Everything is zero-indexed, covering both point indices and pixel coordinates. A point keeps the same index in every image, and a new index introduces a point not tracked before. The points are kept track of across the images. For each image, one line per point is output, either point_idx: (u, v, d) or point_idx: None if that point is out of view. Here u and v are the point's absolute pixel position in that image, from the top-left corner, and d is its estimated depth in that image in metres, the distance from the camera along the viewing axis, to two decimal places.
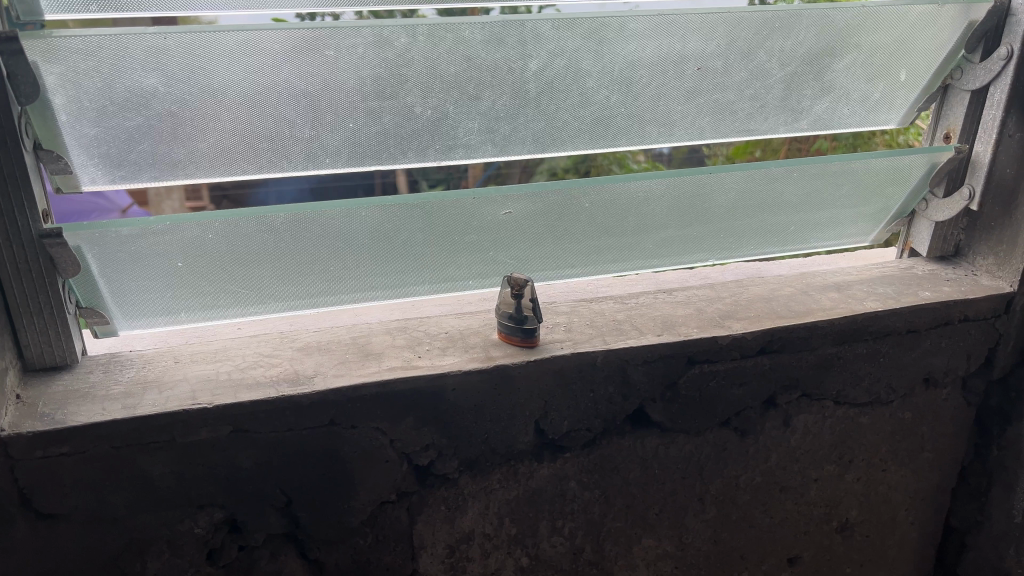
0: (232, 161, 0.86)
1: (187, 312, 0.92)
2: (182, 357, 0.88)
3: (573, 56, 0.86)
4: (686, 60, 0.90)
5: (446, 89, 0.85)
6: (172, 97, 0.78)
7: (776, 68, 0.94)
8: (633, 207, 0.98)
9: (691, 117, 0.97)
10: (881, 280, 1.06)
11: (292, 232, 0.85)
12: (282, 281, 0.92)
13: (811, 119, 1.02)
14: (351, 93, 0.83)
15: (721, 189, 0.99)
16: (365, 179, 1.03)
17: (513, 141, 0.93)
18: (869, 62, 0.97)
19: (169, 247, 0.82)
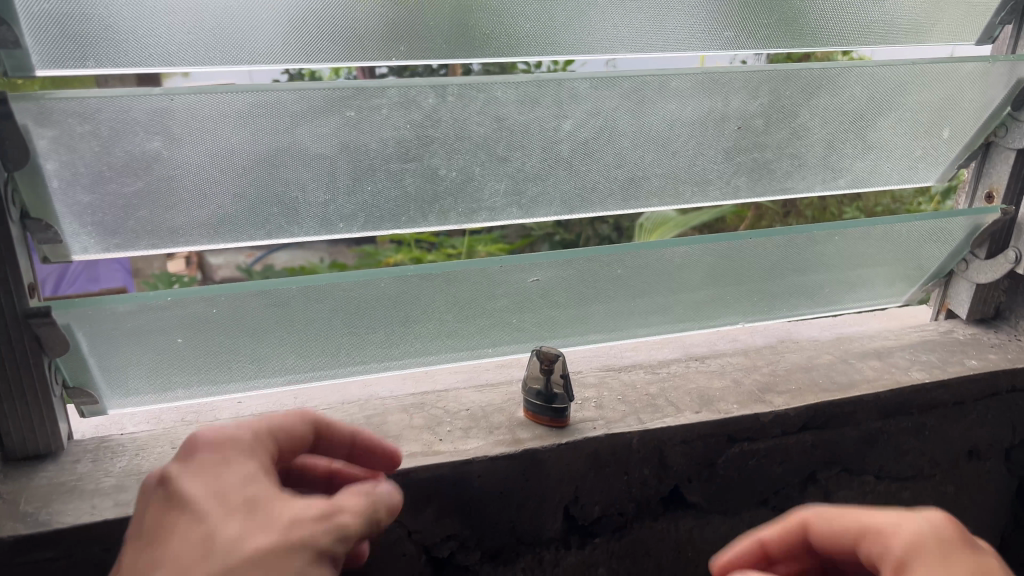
0: (238, 228, 0.78)
1: (184, 387, 0.84)
2: (179, 442, 0.80)
3: (610, 115, 0.80)
4: (727, 118, 0.84)
5: (473, 151, 0.79)
6: (177, 161, 0.71)
7: (818, 127, 0.89)
8: (666, 272, 0.91)
9: (727, 177, 0.91)
10: (922, 346, 1.00)
11: (303, 304, 0.78)
12: (290, 355, 0.84)
13: (850, 177, 0.97)
14: (370, 155, 0.76)
15: (758, 252, 0.93)
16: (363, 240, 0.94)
17: (540, 203, 0.86)
18: (914, 119, 0.92)
19: (169, 323, 0.75)
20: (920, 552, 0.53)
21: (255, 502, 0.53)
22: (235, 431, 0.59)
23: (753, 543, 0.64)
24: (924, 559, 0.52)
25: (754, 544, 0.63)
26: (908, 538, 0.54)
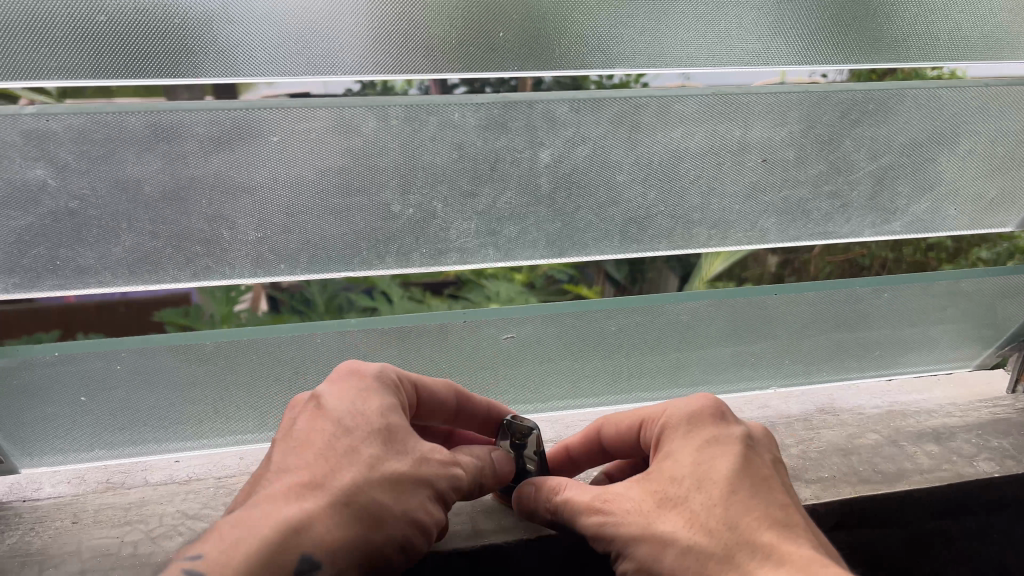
0: (157, 267, 0.67)
1: (105, 447, 0.74)
2: (85, 514, 0.69)
3: (599, 144, 0.66)
4: (747, 149, 0.69)
5: (431, 184, 0.66)
6: (70, 192, 0.60)
7: (864, 160, 0.73)
8: (674, 329, 0.76)
9: (751, 218, 0.76)
10: (993, 426, 0.83)
11: (227, 361, 0.66)
12: (223, 415, 0.73)
13: (906, 220, 0.80)
14: (305, 187, 0.64)
15: (788, 308, 0.77)
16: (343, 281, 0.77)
17: (521, 245, 0.73)
18: (986, 152, 0.75)
19: (67, 380, 0.64)
20: (672, 451, 0.58)
21: (388, 431, 0.56)
22: (339, 413, 0.56)
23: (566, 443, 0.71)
24: (671, 438, 0.59)
25: (561, 451, 0.70)
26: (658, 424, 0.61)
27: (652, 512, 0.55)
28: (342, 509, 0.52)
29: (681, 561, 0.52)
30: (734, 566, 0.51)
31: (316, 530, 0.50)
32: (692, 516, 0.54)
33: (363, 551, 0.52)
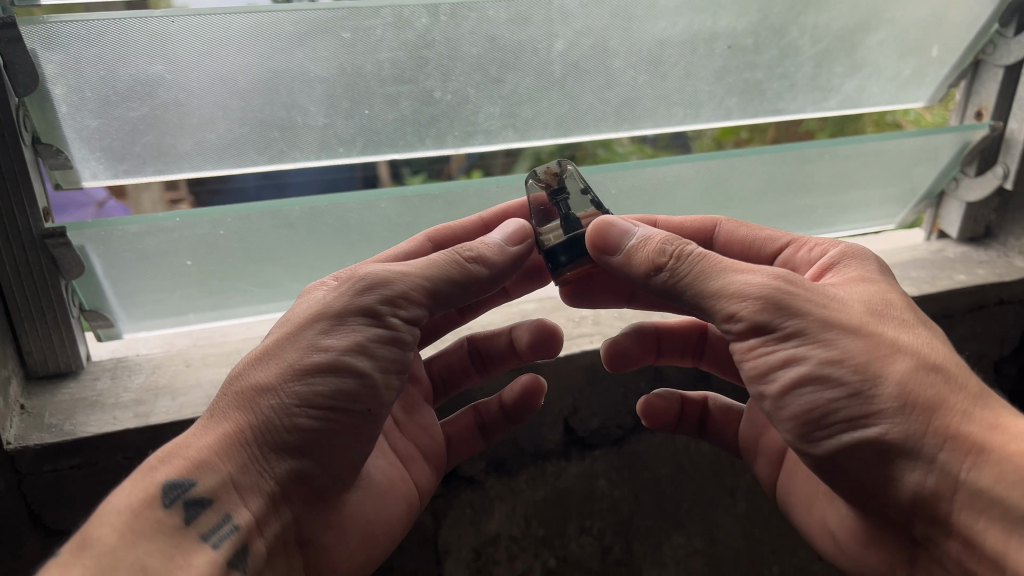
0: (241, 152, 0.81)
1: (196, 311, 0.88)
2: (193, 361, 0.83)
3: (600, 35, 0.81)
4: (716, 38, 0.86)
5: (467, 72, 0.80)
6: (179, 85, 0.73)
7: (807, 45, 0.90)
8: (660, 193, 0.93)
9: (718, 98, 0.93)
10: (913, 263, 1.03)
11: (308, 226, 0.80)
12: (297, 277, 0.87)
13: (841, 97, 0.99)
14: (367, 77, 0.78)
15: (750, 173, 0.94)
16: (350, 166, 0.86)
17: (535, 125, 0.89)
18: (901, 37, 0.93)
19: (180, 244, 0.78)
20: (870, 279, 0.64)
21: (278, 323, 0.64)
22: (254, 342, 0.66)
23: (678, 224, 0.81)
24: (863, 269, 0.66)
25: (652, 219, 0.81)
26: (824, 250, 0.71)
27: (870, 316, 0.58)
28: (214, 419, 0.59)
29: (919, 377, 0.54)
30: (985, 405, 0.54)
31: (187, 450, 0.57)
32: (924, 343, 0.57)
33: (245, 437, 0.58)
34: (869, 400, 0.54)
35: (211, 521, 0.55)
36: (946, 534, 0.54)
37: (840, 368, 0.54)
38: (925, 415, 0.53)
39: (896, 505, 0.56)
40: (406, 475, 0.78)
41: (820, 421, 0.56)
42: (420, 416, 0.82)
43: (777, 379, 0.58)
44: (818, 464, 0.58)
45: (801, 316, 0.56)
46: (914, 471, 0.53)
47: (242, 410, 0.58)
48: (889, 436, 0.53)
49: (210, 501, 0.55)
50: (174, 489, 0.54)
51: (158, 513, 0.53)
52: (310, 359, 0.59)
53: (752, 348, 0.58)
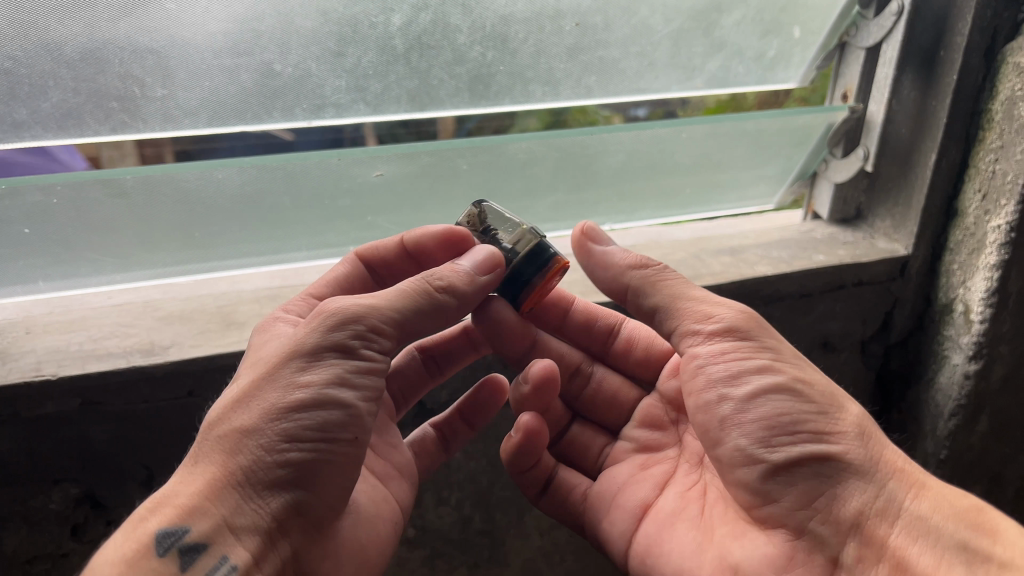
0: (80, 122, 0.81)
1: (46, 279, 0.89)
2: (35, 328, 0.85)
3: (439, 10, 0.82)
4: (562, 15, 0.86)
5: (305, 46, 0.81)
6: (3, 53, 0.74)
7: (660, 24, 0.90)
8: (515, 168, 0.95)
9: (576, 76, 0.93)
10: (778, 244, 1.05)
11: (145, 193, 0.82)
12: (145, 247, 0.89)
13: (706, 77, 0.99)
14: (200, 49, 0.78)
15: (608, 150, 0.96)
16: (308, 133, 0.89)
17: (387, 100, 0.88)
18: (758, 17, 0.93)
19: (13, 212, 0.79)
20: None
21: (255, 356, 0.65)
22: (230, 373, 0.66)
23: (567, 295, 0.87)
24: None
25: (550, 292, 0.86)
26: None
27: None
28: (198, 464, 0.60)
29: (865, 421, 0.68)
30: None
31: (175, 498, 0.58)
32: None
33: (232, 482, 0.58)
34: (833, 421, 0.66)
35: (208, 563, 0.56)
36: (877, 557, 0.62)
37: (806, 386, 0.68)
38: (877, 453, 0.66)
39: (832, 522, 0.64)
40: (390, 492, 0.78)
41: (785, 429, 0.66)
42: (386, 433, 0.82)
43: (747, 382, 0.68)
44: (768, 475, 0.66)
45: (761, 340, 0.71)
46: (859, 491, 0.64)
47: (229, 451, 0.59)
48: (850, 457, 0.65)
49: (206, 546, 0.57)
50: (168, 536, 0.56)
51: (152, 563, 0.55)
52: (292, 396, 0.60)
53: (724, 349, 0.70)
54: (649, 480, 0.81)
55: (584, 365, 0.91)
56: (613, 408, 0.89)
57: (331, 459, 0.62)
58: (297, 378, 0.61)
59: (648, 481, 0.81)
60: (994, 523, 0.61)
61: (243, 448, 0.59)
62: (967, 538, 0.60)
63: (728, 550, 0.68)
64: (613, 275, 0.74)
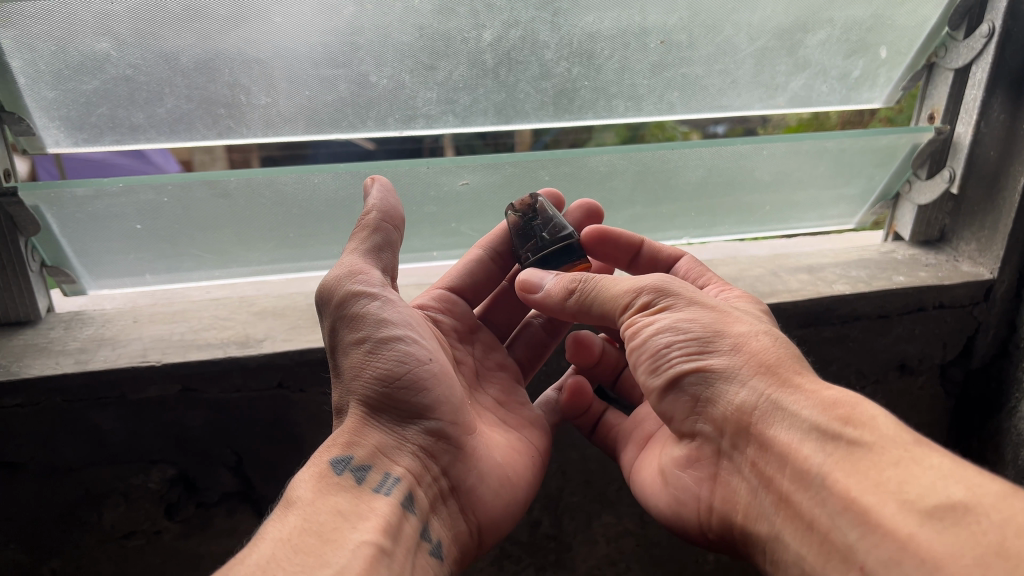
0: (189, 126, 0.87)
1: (152, 273, 0.95)
2: (141, 317, 0.91)
3: (528, 27, 0.85)
4: (648, 33, 0.88)
5: (400, 59, 0.85)
6: (126, 62, 0.80)
7: (744, 43, 0.92)
8: (596, 181, 0.97)
9: (658, 92, 0.95)
10: (857, 263, 1.05)
11: (246, 196, 0.87)
12: (243, 246, 0.94)
13: (788, 95, 1.00)
14: (302, 60, 0.83)
15: (687, 166, 0.97)
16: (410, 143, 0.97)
17: (474, 113, 0.93)
18: (844, 37, 0.94)
19: (125, 208, 0.84)
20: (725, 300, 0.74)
21: None
22: None
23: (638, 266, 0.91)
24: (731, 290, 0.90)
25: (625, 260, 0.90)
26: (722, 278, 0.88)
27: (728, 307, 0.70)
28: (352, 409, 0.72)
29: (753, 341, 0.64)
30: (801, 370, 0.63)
31: (339, 438, 0.70)
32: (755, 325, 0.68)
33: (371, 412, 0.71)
34: (711, 348, 0.65)
35: (377, 478, 0.67)
36: (746, 444, 0.62)
37: (695, 323, 0.66)
38: (749, 359, 0.63)
39: (713, 422, 0.65)
40: (523, 439, 0.83)
41: (660, 360, 0.67)
42: (515, 396, 0.89)
43: (641, 333, 0.68)
44: (663, 398, 0.68)
45: (664, 294, 0.69)
46: (729, 395, 0.63)
47: (357, 395, 0.71)
48: (714, 363, 0.64)
49: (369, 465, 0.68)
50: (340, 463, 0.68)
51: (335, 479, 0.66)
52: (376, 333, 0.70)
53: (631, 321, 0.69)
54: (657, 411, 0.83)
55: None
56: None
57: (437, 374, 0.72)
58: (371, 318, 0.70)
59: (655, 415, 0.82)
60: (867, 412, 0.57)
61: (361, 390, 0.71)
62: (829, 421, 0.57)
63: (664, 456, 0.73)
64: (558, 307, 0.76)
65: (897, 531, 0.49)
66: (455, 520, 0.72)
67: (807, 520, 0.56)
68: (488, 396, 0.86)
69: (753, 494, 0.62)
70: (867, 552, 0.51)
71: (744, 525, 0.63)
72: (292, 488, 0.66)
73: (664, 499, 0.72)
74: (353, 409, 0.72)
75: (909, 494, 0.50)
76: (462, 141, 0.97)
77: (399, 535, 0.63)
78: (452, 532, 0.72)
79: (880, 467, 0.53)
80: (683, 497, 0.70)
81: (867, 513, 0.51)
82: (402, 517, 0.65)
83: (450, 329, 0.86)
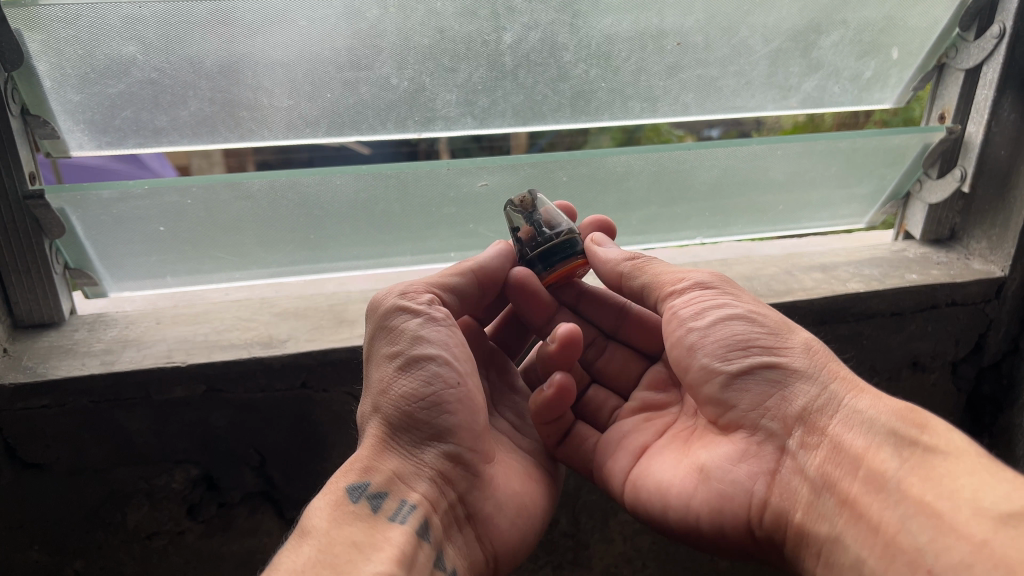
0: (212, 129, 0.88)
1: (173, 275, 0.96)
2: (163, 319, 0.92)
3: (548, 29, 0.86)
4: (665, 35, 0.89)
5: (421, 61, 0.86)
6: (151, 65, 0.80)
7: (759, 44, 0.93)
8: (612, 182, 0.98)
9: (674, 93, 0.97)
10: (869, 262, 1.06)
11: (270, 199, 0.88)
12: (264, 248, 0.95)
13: (801, 96, 1.01)
14: (326, 63, 0.84)
15: (703, 167, 0.98)
16: (428, 145, 0.98)
17: (492, 115, 0.94)
18: (858, 38, 0.95)
19: (149, 211, 0.85)
20: None
21: None
22: None
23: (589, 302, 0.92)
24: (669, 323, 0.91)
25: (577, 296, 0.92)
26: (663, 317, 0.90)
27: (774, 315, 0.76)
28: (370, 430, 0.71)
29: (818, 344, 0.70)
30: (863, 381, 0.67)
31: (358, 460, 0.69)
32: None
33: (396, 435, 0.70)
34: (782, 339, 0.70)
35: (392, 506, 0.66)
36: (819, 442, 0.63)
37: (766, 316, 0.72)
38: (822, 358, 0.68)
39: (781, 419, 0.66)
40: (539, 466, 0.82)
41: (737, 345, 0.69)
42: (531, 418, 0.87)
43: (707, 316, 0.72)
44: (728, 385, 0.69)
45: (727, 290, 0.74)
46: (804, 393, 0.66)
47: (382, 416, 0.70)
48: (794, 364, 0.67)
49: (386, 493, 0.66)
50: (357, 490, 0.66)
51: (350, 507, 0.64)
52: (411, 349, 0.69)
53: (692, 296, 0.74)
54: (652, 427, 0.80)
55: (597, 339, 0.92)
56: (622, 374, 0.89)
57: (469, 400, 0.71)
58: (409, 336, 0.70)
59: (649, 428, 0.80)
60: (938, 423, 0.60)
61: (388, 410, 0.70)
62: (907, 427, 0.60)
63: (696, 456, 0.71)
64: (608, 267, 0.81)
65: (971, 536, 0.51)
66: (471, 547, 0.71)
67: (875, 524, 0.57)
68: (504, 420, 0.85)
69: (815, 494, 0.62)
70: (935, 555, 0.52)
71: (801, 525, 0.62)
72: (306, 516, 0.64)
73: (701, 497, 0.68)
74: (373, 431, 0.70)
75: (983, 501, 0.53)
76: (458, 145, 0.99)
77: (413, 565, 0.62)
78: (466, 559, 0.70)
79: (955, 474, 0.56)
80: (729, 493, 0.66)
81: (940, 518, 0.53)
82: (417, 546, 0.64)
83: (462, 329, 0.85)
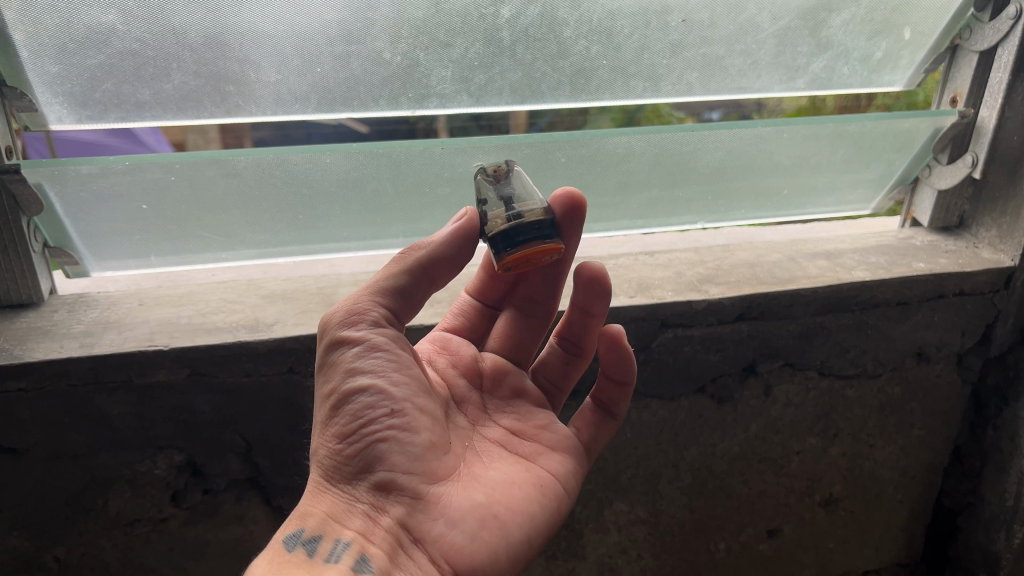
0: (197, 103, 0.85)
1: (158, 255, 0.94)
2: (147, 300, 0.89)
3: (547, 3, 0.82)
4: (669, 12, 0.86)
5: (415, 34, 0.83)
6: (132, 35, 0.76)
7: (766, 22, 0.89)
8: (613, 164, 0.95)
9: (678, 72, 0.93)
10: (875, 249, 1.03)
11: (256, 176, 0.84)
12: (251, 228, 0.92)
13: (809, 77, 0.98)
14: (315, 36, 0.80)
15: (706, 148, 0.94)
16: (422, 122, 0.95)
17: (489, 92, 0.91)
18: (869, 17, 0.91)
19: (130, 188, 0.82)
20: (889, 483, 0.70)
21: None
22: None
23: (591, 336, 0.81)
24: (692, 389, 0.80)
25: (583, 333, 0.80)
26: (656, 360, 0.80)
27: None
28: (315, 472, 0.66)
29: None
30: None
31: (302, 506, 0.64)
32: None
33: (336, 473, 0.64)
34: None
35: (327, 547, 0.60)
36: None
37: None
38: None
39: None
40: (534, 471, 0.71)
41: None
42: (533, 418, 0.77)
43: None
44: None
45: None
46: None
47: (323, 456, 0.65)
48: None
49: (321, 534, 0.61)
50: (292, 540, 0.62)
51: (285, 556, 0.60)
52: (342, 384, 0.63)
53: None
54: None
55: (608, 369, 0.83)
56: None
57: (409, 424, 0.64)
58: (342, 369, 0.64)
59: None
60: None
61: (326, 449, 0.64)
62: None
63: None
64: None
65: None
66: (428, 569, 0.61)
67: None
68: (496, 429, 0.76)
69: None
70: None
71: None
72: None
73: None
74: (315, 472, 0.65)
75: None
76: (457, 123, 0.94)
77: None
78: None
79: None
80: None
81: None
82: None
83: (445, 367, 0.78)
